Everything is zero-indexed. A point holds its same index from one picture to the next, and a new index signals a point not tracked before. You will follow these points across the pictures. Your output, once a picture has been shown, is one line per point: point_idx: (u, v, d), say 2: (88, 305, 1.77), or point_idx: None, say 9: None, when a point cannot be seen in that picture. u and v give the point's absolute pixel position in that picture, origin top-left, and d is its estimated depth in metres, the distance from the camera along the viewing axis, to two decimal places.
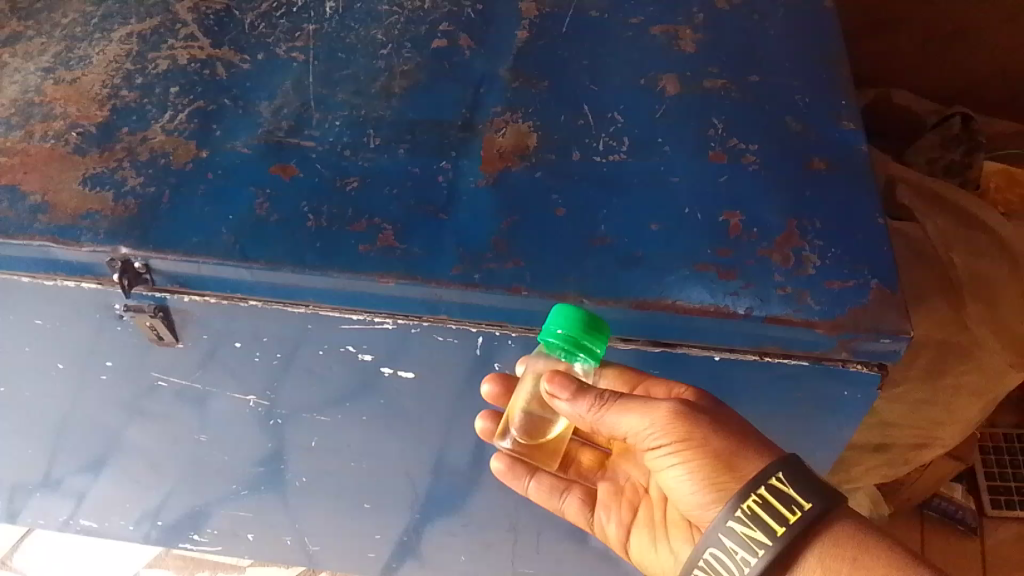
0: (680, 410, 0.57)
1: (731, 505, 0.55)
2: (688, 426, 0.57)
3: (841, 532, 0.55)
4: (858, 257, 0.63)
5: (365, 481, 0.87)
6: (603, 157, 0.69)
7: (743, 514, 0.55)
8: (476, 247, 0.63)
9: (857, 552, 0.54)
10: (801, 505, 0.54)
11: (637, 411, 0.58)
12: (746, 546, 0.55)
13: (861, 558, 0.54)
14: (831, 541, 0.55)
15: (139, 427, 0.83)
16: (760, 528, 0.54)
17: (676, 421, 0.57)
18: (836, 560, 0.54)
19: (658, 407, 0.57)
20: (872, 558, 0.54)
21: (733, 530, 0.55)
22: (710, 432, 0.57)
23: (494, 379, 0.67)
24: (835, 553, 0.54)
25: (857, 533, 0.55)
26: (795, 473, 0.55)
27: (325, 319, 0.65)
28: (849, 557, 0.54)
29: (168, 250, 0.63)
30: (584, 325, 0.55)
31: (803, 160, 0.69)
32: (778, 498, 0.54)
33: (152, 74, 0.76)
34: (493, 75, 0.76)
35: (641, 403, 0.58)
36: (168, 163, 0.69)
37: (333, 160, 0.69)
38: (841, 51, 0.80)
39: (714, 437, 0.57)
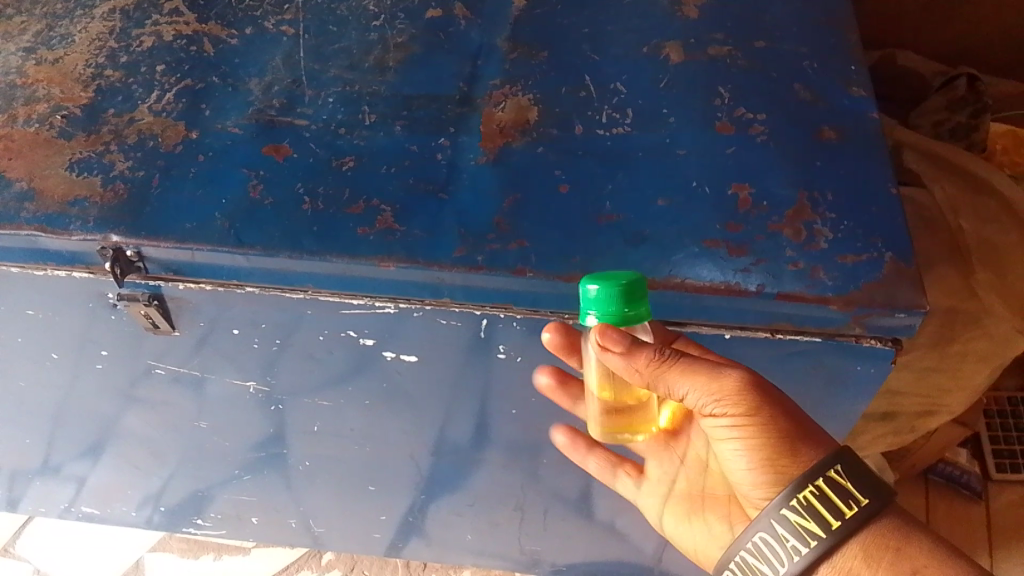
0: (747, 384, 0.55)
1: (787, 493, 0.56)
2: (756, 403, 0.55)
3: (886, 526, 0.56)
4: (872, 230, 0.61)
5: (368, 463, 0.87)
6: (606, 130, 0.67)
7: (798, 504, 0.56)
8: (478, 228, 0.61)
9: (902, 542, 0.55)
10: (855, 499, 0.55)
11: (704, 377, 0.55)
12: (798, 535, 0.56)
13: (904, 549, 0.55)
14: (876, 531, 0.56)
15: (138, 414, 0.82)
16: (814, 519, 0.55)
17: (744, 394, 0.55)
18: (880, 549, 0.55)
19: (726, 376, 0.55)
20: (915, 550, 0.54)
21: (785, 519, 0.56)
22: (775, 412, 0.56)
23: (554, 328, 0.61)
24: (879, 543, 0.55)
25: (903, 526, 0.56)
26: (858, 474, 0.55)
27: (324, 304, 0.63)
28: (892, 548, 0.55)
29: (160, 237, 0.61)
30: (619, 293, 0.52)
31: (812, 129, 0.67)
32: (836, 492, 0.55)
33: (137, 52, 0.74)
34: (490, 46, 0.74)
35: (710, 370, 0.55)
36: (157, 145, 0.67)
37: (327, 139, 0.67)
38: (848, 12, 0.77)
39: (780, 416, 0.56)
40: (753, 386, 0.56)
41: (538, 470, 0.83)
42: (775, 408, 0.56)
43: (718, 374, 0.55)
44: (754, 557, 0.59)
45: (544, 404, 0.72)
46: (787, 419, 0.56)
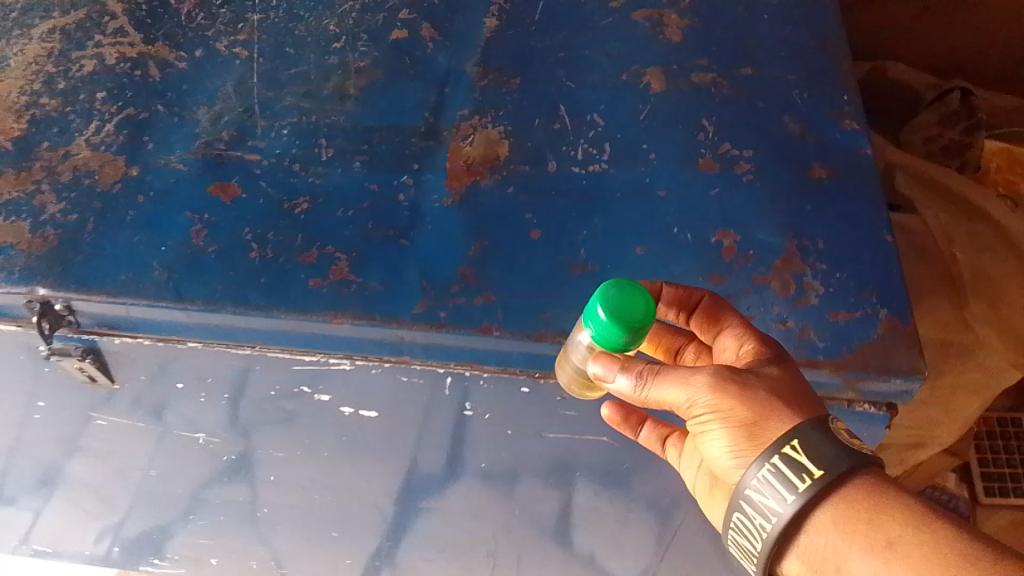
0: (720, 380, 0.46)
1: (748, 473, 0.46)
2: (737, 400, 0.45)
3: (853, 495, 0.44)
4: (865, 283, 0.56)
5: (332, 511, 0.82)
6: (582, 167, 0.63)
7: (759, 483, 0.45)
8: (441, 279, 0.56)
9: (873, 512, 0.43)
10: (807, 472, 0.44)
11: (676, 385, 0.45)
12: (763, 512, 0.46)
13: (875, 521, 0.43)
14: (841, 501, 0.44)
15: (83, 461, 0.76)
16: (772, 497, 0.45)
17: (712, 392, 0.45)
18: (850, 523, 0.44)
19: (699, 378, 0.45)
20: (890, 520, 0.43)
21: (750, 499, 0.46)
22: (754, 402, 0.46)
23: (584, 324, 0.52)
24: (846, 516, 0.44)
25: (875, 489, 0.44)
26: (816, 441, 0.44)
27: (274, 360, 0.58)
28: (861, 521, 0.43)
29: (92, 290, 0.56)
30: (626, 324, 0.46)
31: (802, 168, 0.63)
32: (784, 466, 0.44)
33: (76, 77, 0.68)
34: (459, 72, 0.69)
35: (684, 373, 0.46)
36: (93, 184, 0.61)
37: (279, 176, 0.62)
38: (840, 37, 0.73)
39: (750, 412, 0.46)
40: (724, 381, 0.46)
41: (511, 519, 0.79)
42: (748, 401, 0.46)
43: (683, 372, 0.45)
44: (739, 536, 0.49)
45: (511, 456, 0.69)
46: (748, 407, 0.45)
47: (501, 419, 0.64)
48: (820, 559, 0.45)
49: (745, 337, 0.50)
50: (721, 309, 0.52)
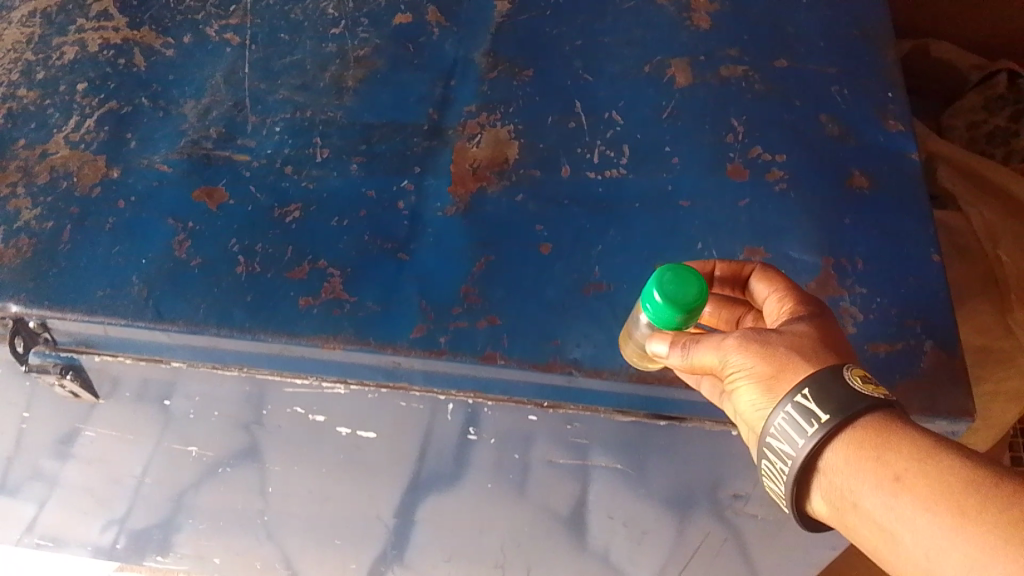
0: (751, 339, 0.43)
1: (768, 422, 0.42)
2: (766, 359, 0.42)
3: (862, 433, 0.41)
4: (907, 310, 0.51)
5: (333, 521, 0.78)
6: (598, 172, 0.57)
7: (777, 431, 0.42)
8: (442, 299, 0.52)
9: (881, 447, 0.40)
10: (815, 417, 0.40)
11: (706, 348, 0.43)
12: (779, 457, 0.43)
13: (883, 457, 0.39)
14: (850, 439, 0.41)
15: (74, 467, 0.73)
16: (786, 442, 0.42)
17: (737, 351, 0.42)
18: (861, 461, 0.40)
19: (727, 339, 0.43)
20: (899, 454, 0.39)
21: (769, 446, 0.43)
22: (784, 359, 0.42)
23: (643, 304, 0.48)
24: (855, 454, 0.40)
25: (886, 426, 0.40)
26: (827, 386, 0.40)
27: (263, 382, 0.54)
28: (870, 457, 0.40)
29: (66, 308, 0.52)
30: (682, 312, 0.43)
31: (841, 177, 0.57)
32: (794, 413, 0.41)
33: (56, 66, 0.63)
34: (466, 62, 0.63)
35: (715, 336, 0.43)
36: (71, 187, 0.57)
37: (270, 180, 0.57)
38: (885, 25, 0.66)
39: (767, 366, 0.42)
40: (748, 340, 0.43)
41: (520, 537, 0.75)
42: (769, 356, 0.42)
43: (714, 336, 0.43)
44: (769, 483, 0.46)
45: (522, 481, 0.63)
46: (776, 363, 0.42)
47: (512, 445, 0.58)
48: (838, 497, 0.42)
49: (784, 296, 0.46)
50: (765, 270, 0.48)
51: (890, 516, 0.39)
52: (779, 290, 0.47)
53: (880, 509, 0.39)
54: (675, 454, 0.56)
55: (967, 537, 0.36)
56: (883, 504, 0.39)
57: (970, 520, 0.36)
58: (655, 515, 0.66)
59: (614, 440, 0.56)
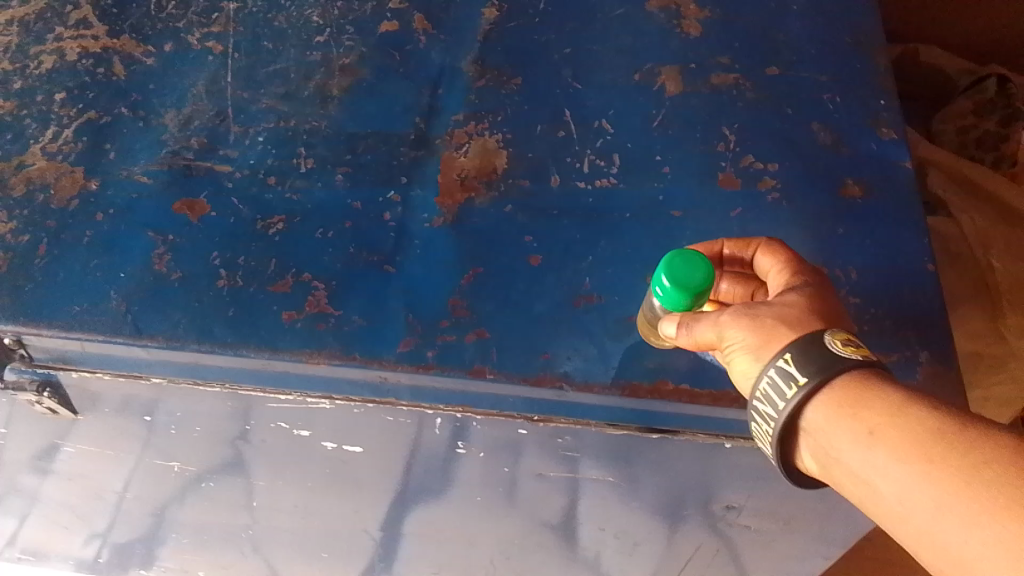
0: (742, 312, 0.43)
1: (754, 387, 0.42)
2: (756, 329, 0.43)
3: (839, 391, 0.40)
4: (902, 320, 0.51)
5: (320, 536, 0.77)
6: (588, 182, 0.56)
7: (761, 395, 0.42)
8: (429, 313, 0.51)
9: (856, 403, 0.39)
10: (793, 379, 0.40)
11: (703, 323, 0.44)
12: (764, 418, 0.43)
13: (858, 413, 0.39)
14: (828, 398, 0.40)
15: (55, 483, 0.72)
16: (770, 405, 0.42)
17: (730, 326, 0.43)
18: (838, 419, 0.40)
19: (723, 316, 0.44)
20: (873, 409, 0.39)
21: (756, 408, 0.43)
22: (773, 329, 0.42)
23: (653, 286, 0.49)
24: (833, 411, 0.40)
25: (861, 382, 0.40)
26: (806, 349, 0.40)
27: (246, 398, 0.53)
28: (846, 413, 0.39)
29: (42, 323, 0.51)
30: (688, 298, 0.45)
31: (834, 186, 0.56)
32: (776, 376, 0.41)
33: (33, 75, 0.62)
34: (454, 70, 0.62)
35: (714, 313, 0.44)
36: (48, 200, 0.56)
37: (253, 191, 0.56)
38: (878, 32, 0.65)
39: (756, 337, 0.42)
40: (739, 315, 0.43)
41: (511, 551, 0.73)
42: (758, 327, 0.43)
43: (710, 314, 0.44)
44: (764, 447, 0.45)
45: (511, 494, 0.62)
46: (764, 333, 0.42)
47: (502, 459, 0.57)
48: (820, 454, 0.41)
49: (783, 270, 0.46)
50: (768, 247, 0.48)
51: (866, 470, 0.38)
52: (780, 265, 0.47)
53: (857, 464, 0.38)
54: (667, 467, 0.55)
55: (938, 485, 0.35)
56: (859, 458, 0.38)
57: (940, 468, 0.35)
58: (647, 527, 0.65)
59: (604, 453, 0.55)
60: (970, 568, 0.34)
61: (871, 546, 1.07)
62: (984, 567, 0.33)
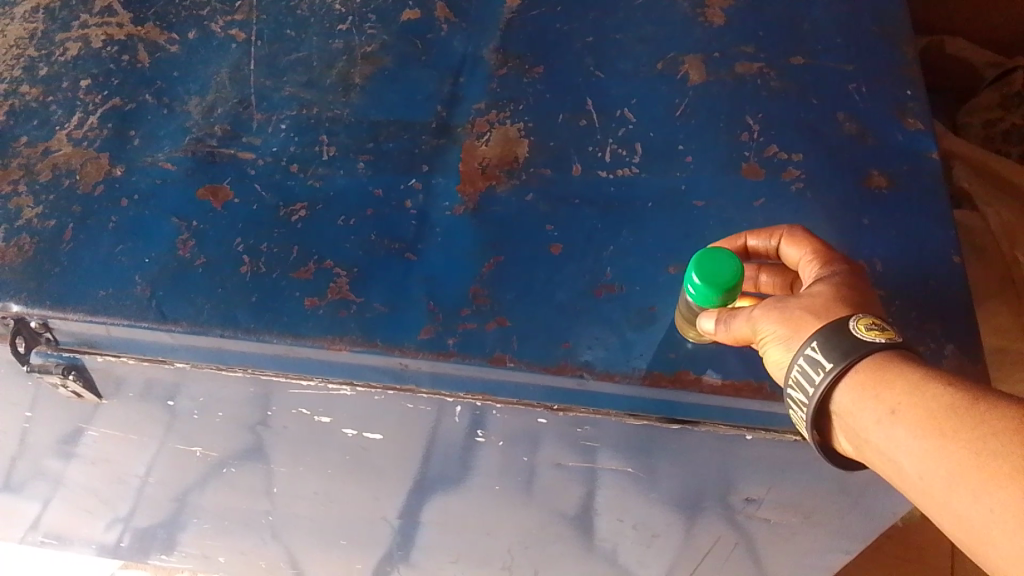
0: (772, 306, 0.43)
1: (787, 375, 0.43)
2: (786, 322, 0.43)
3: (862, 374, 0.40)
4: (928, 313, 0.50)
5: (338, 522, 0.78)
6: (610, 171, 0.56)
7: (794, 381, 0.42)
8: (451, 301, 0.51)
9: (880, 385, 0.39)
10: (820, 366, 0.40)
11: (737, 320, 0.44)
12: (799, 404, 0.43)
13: (880, 393, 0.39)
14: (852, 381, 0.40)
15: (78, 466, 0.73)
16: (802, 391, 0.42)
17: (762, 320, 0.43)
18: (863, 401, 0.40)
19: (754, 311, 0.44)
20: (893, 389, 0.39)
21: (790, 394, 0.43)
22: (801, 320, 0.42)
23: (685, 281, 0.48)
24: (858, 394, 0.40)
25: (882, 363, 0.40)
26: (830, 336, 0.40)
27: (268, 383, 0.53)
28: (869, 395, 0.39)
29: (68, 308, 0.51)
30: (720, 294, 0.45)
31: (858, 177, 0.56)
32: (804, 364, 0.41)
33: (59, 62, 0.63)
34: (476, 59, 0.62)
35: (746, 309, 0.44)
36: (74, 185, 0.56)
37: (275, 179, 0.56)
38: (905, 21, 0.65)
39: (786, 327, 0.43)
40: (770, 308, 0.44)
41: (528, 541, 0.73)
42: (787, 318, 0.43)
43: (742, 310, 0.45)
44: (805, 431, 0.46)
45: (531, 483, 0.62)
46: (793, 325, 0.42)
47: (521, 448, 0.57)
48: (851, 435, 0.41)
49: (812, 259, 0.46)
50: (791, 237, 0.47)
51: (890, 448, 0.38)
52: (808, 255, 0.46)
53: (881, 442, 0.39)
54: (687, 458, 0.55)
55: (949, 458, 0.36)
56: (881, 435, 0.39)
57: (951, 442, 0.36)
58: (666, 519, 0.64)
59: (625, 443, 0.54)
60: (983, 537, 0.35)
61: (893, 544, 1.06)
62: (996, 537, 0.34)
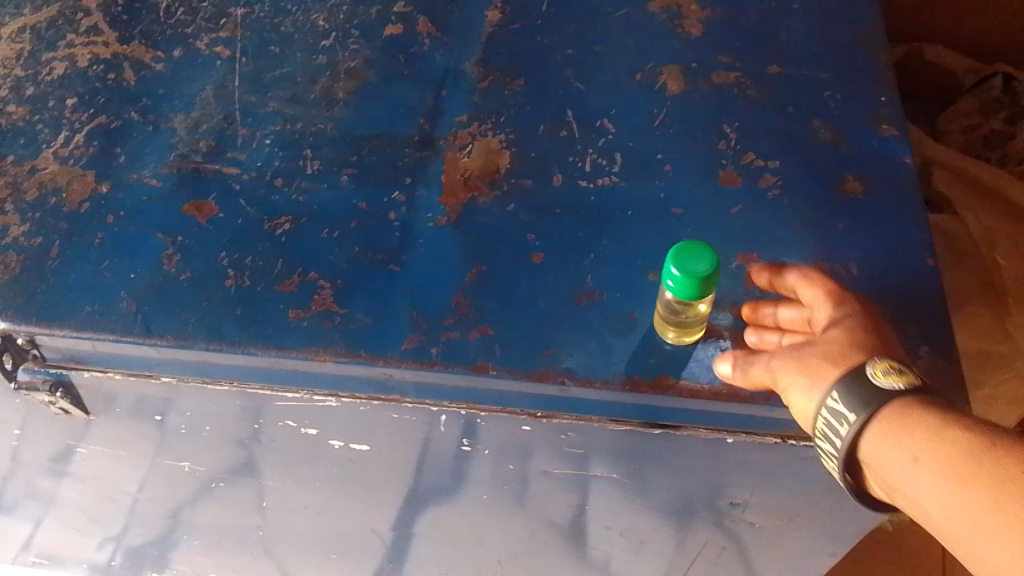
0: (789, 356, 0.45)
1: (811, 425, 0.44)
2: (803, 370, 0.44)
3: (884, 422, 0.40)
4: (904, 315, 0.51)
5: (328, 535, 0.78)
6: (590, 181, 0.57)
7: (820, 433, 0.43)
8: (433, 311, 0.52)
9: (902, 434, 0.39)
10: (843, 417, 0.41)
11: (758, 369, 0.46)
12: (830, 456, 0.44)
13: (901, 441, 0.39)
14: (874, 430, 0.41)
15: (69, 485, 0.73)
16: (829, 443, 0.43)
17: (781, 370, 0.45)
18: (886, 450, 0.40)
19: (773, 360, 0.46)
20: (915, 436, 0.39)
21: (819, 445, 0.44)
22: (817, 368, 0.43)
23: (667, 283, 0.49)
24: (881, 441, 0.40)
25: (903, 412, 0.40)
26: (849, 386, 0.41)
27: (254, 396, 0.54)
28: (891, 442, 0.40)
29: (55, 324, 0.52)
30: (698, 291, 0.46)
31: (834, 183, 0.57)
32: (828, 416, 0.42)
33: (45, 81, 0.63)
34: (458, 72, 0.63)
35: (765, 358, 0.46)
36: (60, 203, 0.57)
37: (260, 193, 0.57)
38: (879, 29, 0.66)
39: (805, 376, 0.44)
40: (787, 357, 0.45)
41: (519, 550, 0.74)
42: (804, 366, 0.44)
43: (763, 359, 0.46)
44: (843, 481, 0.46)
45: (518, 492, 0.62)
46: (810, 373, 0.43)
47: (509, 457, 0.58)
48: (882, 483, 0.41)
49: (827, 303, 0.46)
50: (805, 278, 0.48)
51: (915, 495, 0.39)
52: (823, 297, 0.47)
53: (906, 489, 0.39)
54: (672, 464, 0.56)
55: (973, 506, 0.36)
56: (907, 484, 0.39)
57: (973, 489, 0.36)
58: (653, 525, 0.65)
59: (609, 450, 0.55)
60: None
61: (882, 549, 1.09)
62: None
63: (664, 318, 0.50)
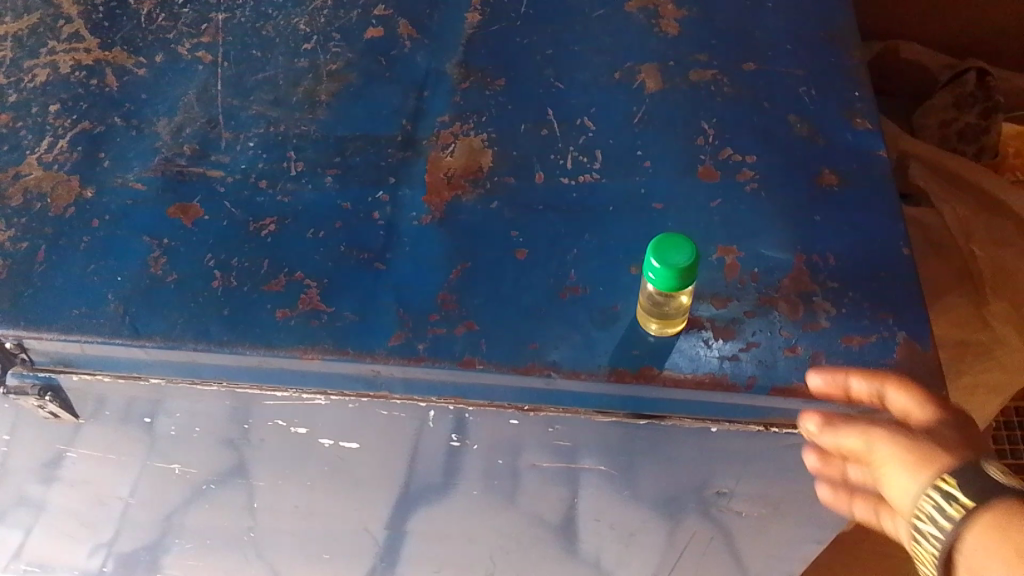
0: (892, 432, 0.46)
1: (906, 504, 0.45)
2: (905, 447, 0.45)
3: (991, 519, 0.41)
4: (880, 303, 0.52)
5: (319, 535, 0.78)
6: (572, 178, 0.58)
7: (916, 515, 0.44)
8: (419, 308, 0.52)
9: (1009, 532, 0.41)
10: (952, 509, 0.42)
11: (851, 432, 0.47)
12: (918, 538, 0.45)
13: (1008, 539, 0.40)
14: (979, 526, 0.42)
15: (59, 491, 0.73)
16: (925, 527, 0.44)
17: (881, 443, 0.46)
18: (989, 545, 0.41)
19: (872, 430, 0.46)
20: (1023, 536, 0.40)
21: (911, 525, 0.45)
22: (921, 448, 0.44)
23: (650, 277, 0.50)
24: (984, 536, 0.41)
25: (1011, 511, 0.41)
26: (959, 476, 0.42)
27: (244, 396, 0.55)
28: (997, 538, 0.41)
29: (42, 327, 0.52)
30: (679, 282, 0.47)
31: (810, 176, 0.58)
32: (934, 503, 0.43)
33: (28, 88, 0.63)
34: (439, 73, 0.63)
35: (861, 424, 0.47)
36: (45, 208, 0.57)
37: (244, 196, 0.57)
38: (851, 25, 0.67)
39: (911, 458, 0.44)
40: (891, 432, 0.46)
41: (511, 545, 0.74)
42: (910, 448, 0.45)
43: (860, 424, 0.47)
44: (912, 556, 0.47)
45: (507, 487, 0.63)
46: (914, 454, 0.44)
47: (498, 452, 0.58)
48: None
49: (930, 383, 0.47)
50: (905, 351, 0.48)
51: None
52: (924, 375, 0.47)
53: None
54: (659, 455, 0.56)
55: None
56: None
57: None
58: (641, 517, 0.66)
59: (596, 442, 0.56)
60: None
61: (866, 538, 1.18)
62: None
63: (646, 310, 0.51)
